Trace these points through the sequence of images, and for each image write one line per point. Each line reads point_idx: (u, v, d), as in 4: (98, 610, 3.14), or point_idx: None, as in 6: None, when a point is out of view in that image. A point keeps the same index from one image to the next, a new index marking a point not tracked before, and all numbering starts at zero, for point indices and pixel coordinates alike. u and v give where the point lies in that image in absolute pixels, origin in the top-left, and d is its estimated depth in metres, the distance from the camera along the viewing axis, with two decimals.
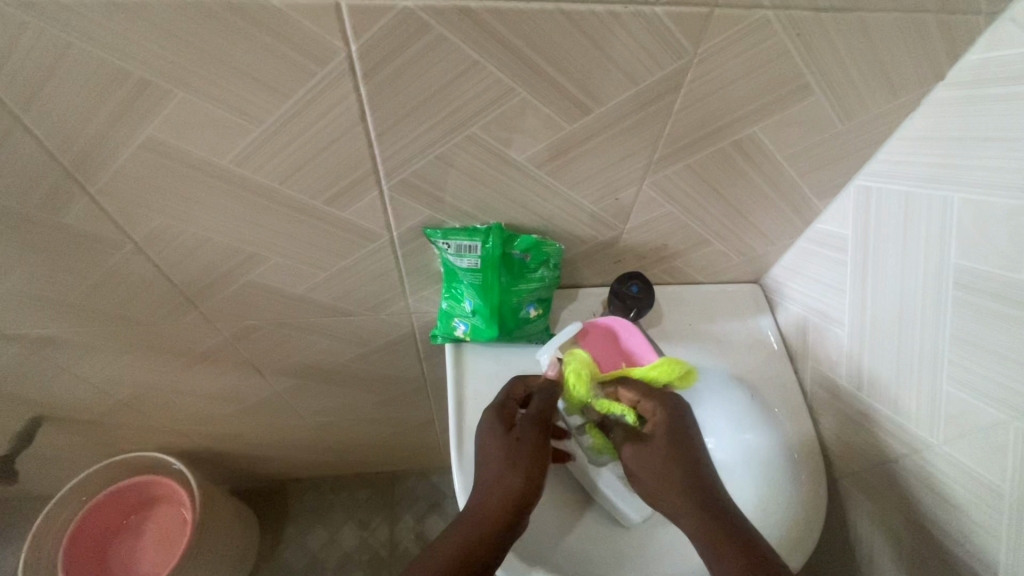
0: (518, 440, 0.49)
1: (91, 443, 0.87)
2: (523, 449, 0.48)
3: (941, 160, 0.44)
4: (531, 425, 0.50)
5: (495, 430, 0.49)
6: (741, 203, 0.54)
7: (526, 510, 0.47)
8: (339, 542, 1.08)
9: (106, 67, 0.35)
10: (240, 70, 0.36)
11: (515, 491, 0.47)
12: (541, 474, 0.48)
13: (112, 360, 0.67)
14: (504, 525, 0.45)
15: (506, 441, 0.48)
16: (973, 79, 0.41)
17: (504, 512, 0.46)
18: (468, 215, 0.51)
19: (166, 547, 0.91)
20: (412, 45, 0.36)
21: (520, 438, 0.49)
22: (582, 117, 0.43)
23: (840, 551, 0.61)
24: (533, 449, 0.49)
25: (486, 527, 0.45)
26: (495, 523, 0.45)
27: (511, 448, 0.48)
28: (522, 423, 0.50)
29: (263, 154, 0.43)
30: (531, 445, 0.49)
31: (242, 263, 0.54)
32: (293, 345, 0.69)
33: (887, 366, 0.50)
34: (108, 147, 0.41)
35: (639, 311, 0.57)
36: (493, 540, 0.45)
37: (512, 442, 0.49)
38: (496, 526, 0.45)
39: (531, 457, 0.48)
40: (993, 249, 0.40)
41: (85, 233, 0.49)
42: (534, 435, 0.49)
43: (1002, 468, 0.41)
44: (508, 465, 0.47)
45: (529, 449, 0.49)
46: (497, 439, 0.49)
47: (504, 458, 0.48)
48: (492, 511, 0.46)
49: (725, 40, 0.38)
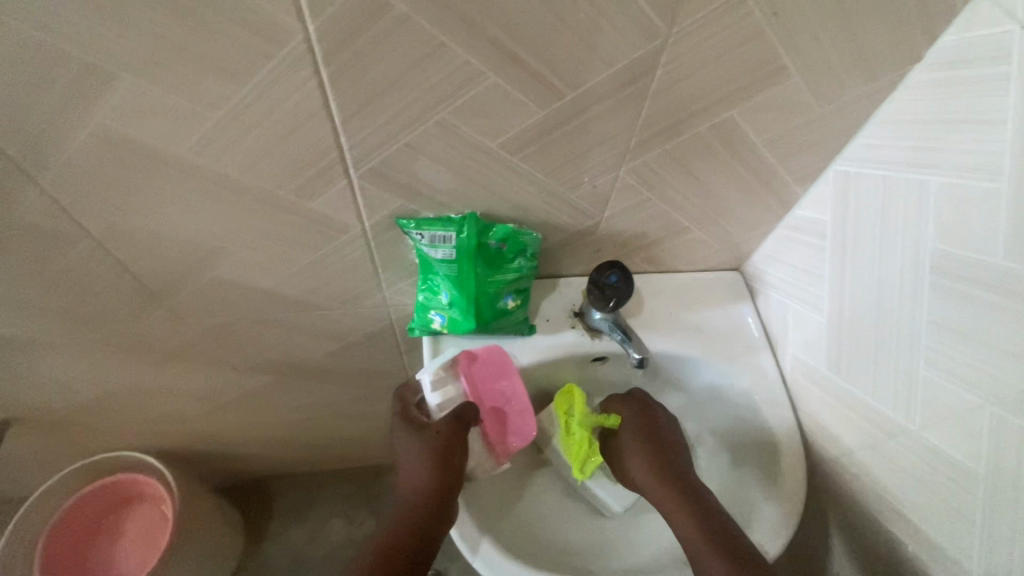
0: (434, 433, 0.52)
1: (64, 445, 0.85)
2: (436, 441, 0.51)
3: (918, 143, 0.43)
4: (453, 421, 0.52)
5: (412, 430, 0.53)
6: (720, 188, 0.53)
7: (448, 496, 0.51)
8: (325, 537, 1.07)
9: (46, 51, 0.33)
10: (192, 53, 0.34)
11: (434, 477, 0.51)
12: (460, 461, 0.52)
13: (79, 359, 0.65)
14: (427, 510, 0.50)
15: (422, 438, 0.52)
16: (950, 59, 0.40)
17: (426, 499, 0.50)
18: (443, 204, 0.50)
19: (148, 545, 0.90)
20: (373, 25, 0.34)
21: (433, 432, 0.52)
22: (556, 102, 0.42)
23: (822, 532, 0.62)
24: (449, 440, 0.52)
25: (412, 515, 0.50)
26: (419, 510, 0.50)
27: (426, 442, 0.52)
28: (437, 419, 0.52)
29: (223, 142, 0.41)
30: (448, 436, 0.52)
31: (209, 258, 0.52)
32: (268, 340, 0.67)
33: (865, 351, 0.50)
34: (56, 138, 0.39)
35: (619, 301, 0.54)
36: (421, 525, 0.49)
37: (429, 437, 0.52)
38: (419, 513, 0.50)
39: (450, 449, 0.52)
40: (970, 234, 0.39)
41: (39, 229, 0.46)
42: (452, 429, 0.52)
43: (978, 450, 0.41)
44: (425, 458, 0.51)
45: (443, 441, 0.51)
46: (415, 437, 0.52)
47: (421, 452, 0.52)
48: (416, 500, 0.50)
49: (700, 20, 0.37)
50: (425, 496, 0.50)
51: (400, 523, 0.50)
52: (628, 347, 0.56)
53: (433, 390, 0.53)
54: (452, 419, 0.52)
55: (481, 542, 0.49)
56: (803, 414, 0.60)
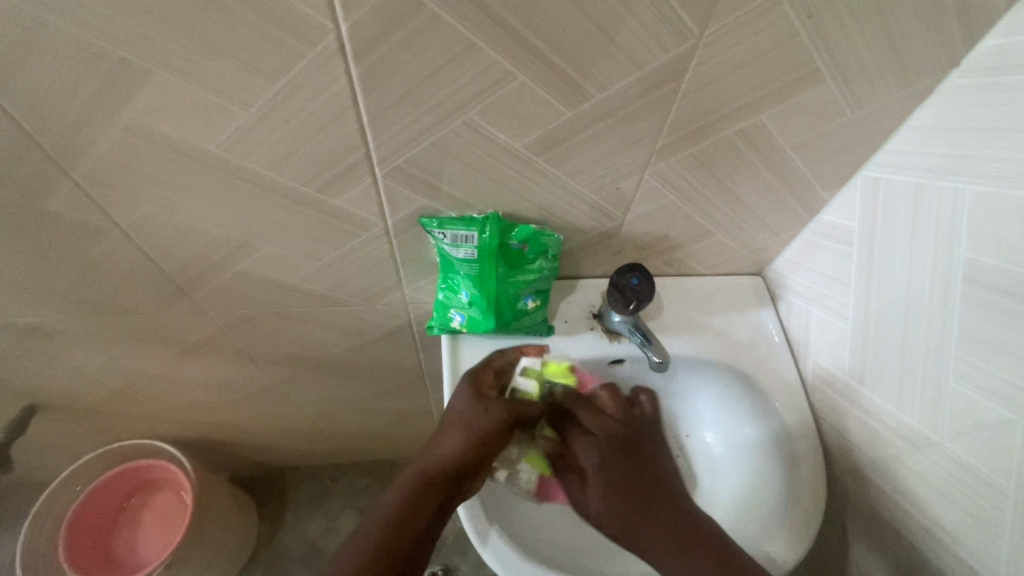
0: (486, 408, 0.53)
1: (87, 432, 0.87)
2: (484, 422, 0.52)
3: (954, 150, 0.42)
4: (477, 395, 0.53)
5: (468, 395, 0.53)
6: (746, 193, 0.53)
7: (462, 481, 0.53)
8: (338, 529, 1.08)
9: (83, 47, 0.34)
10: (227, 52, 0.35)
11: (465, 453, 0.52)
12: (492, 444, 0.53)
13: (105, 349, 0.67)
14: (445, 484, 0.52)
15: (473, 410, 0.52)
16: (989, 66, 0.39)
17: (448, 474, 0.52)
18: (466, 204, 0.50)
19: (167, 526, 0.92)
20: (404, 26, 0.34)
21: (486, 414, 0.53)
22: (583, 103, 0.41)
23: (841, 538, 0.61)
24: (494, 426, 0.53)
25: (433, 481, 0.52)
26: (439, 480, 0.52)
27: (475, 416, 0.52)
28: (495, 398, 0.54)
29: (252, 138, 0.41)
30: (494, 417, 0.53)
31: (234, 253, 0.53)
32: (288, 335, 0.68)
33: (889, 362, 0.50)
34: (91, 132, 0.40)
35: (640, 304, 0.53)
36: (437, 494, 0.52)
37: (479, 412, 0.53)
38: (440, 481, 0.52)
39: (489, 430, 0.53)
40: (1006, 243, 0.38)
41: (71, 220, 0.47)
42: (498, 412, 0.53)
43: (1006, 464, 0.40)
44: (463, 431, 0.52)
45: (490, 423, 0.53)
46: (464, 404, 0.52)
47: (464, 423, 0.52)
48: (440, 469, 0.53)
49: (732, 23, 0.37)
50: (449, 469, 0.52)
51: (422, 482, 0.52)
52: (647, 351, 0.56)
53: (521, 375, 0.56)
54: (504, 405, 0.54)
55: (491, 528, 0.50)
56: (824, 423, 0.59)
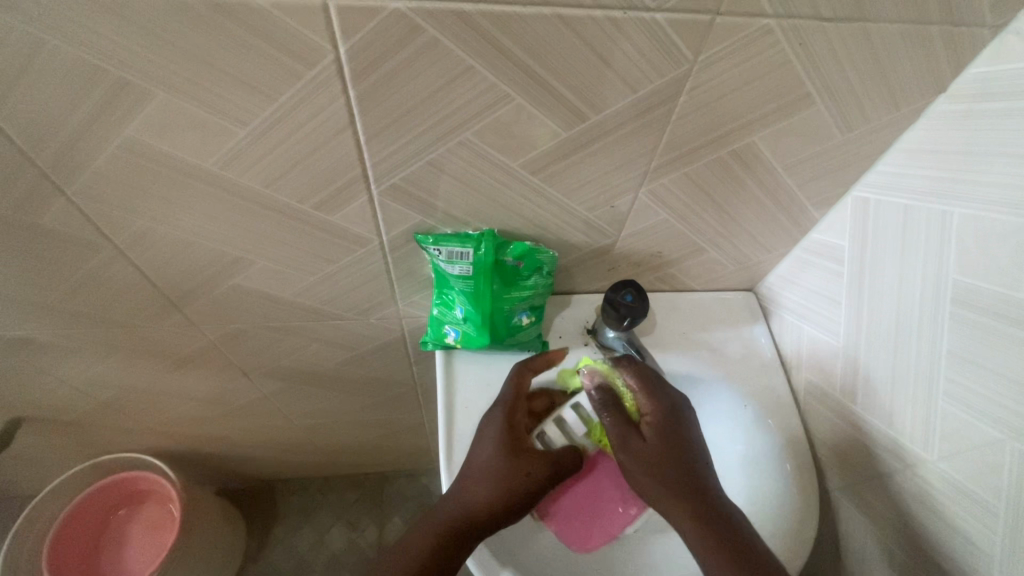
0: (516, 464, 0.49)
1: (72, 445, 0.85)
2: (516, 477, 0.48)
3: (943, 174, 0.43)
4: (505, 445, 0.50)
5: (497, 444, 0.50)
6: (739, 211, 0.53)
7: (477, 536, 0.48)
8: (327, 543, 1.07)
9: (79, 65, 0.34)
10: (224, 71, 0.35)
11: (487, 507, 0.48)
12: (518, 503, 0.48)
13: (92, 361, 0.66)
14: (459, 538, 0.47)
15: (505, 464, 0.49)
16: (976, 93, 0.40)
17: (463, 525, 0.48)
18: (462, 221, 0.50)
19: (156, 535, 0.91)
20: (402, 48, 0.35)
21: (520, 467, 0.49)
22: (578, 126, 0.42)
23: (831, 555, 0.61)
24: (525, 483, 0.49)
25: (447, 530, 0.48)
26: (453, 530, 0.48)
27: (506, 471, 0.48)
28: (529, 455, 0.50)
29: (247, 156, 0.41)
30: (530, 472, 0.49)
31: (227, 267, 0.53)
32: (280, 348, 0.67)
33: (881, 380, 0.50)
34: (85, 148, 0.39)
35: (634, 320, 0.53)
36: (449, 544, 0.47)
37: (514, 463, 0.49)
38: (454, 532, 0.47)
39: (517, 484, 0.48)
40: (993, 267, 0.39)
41: (62, 234, 0.47)
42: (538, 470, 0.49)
43: (997, 485, 0.41)
44: (487, 480, 0.48)
45: (518, 479, 0.48)
46: (495, 453, 0.49)
47: (492, 472, 0.48)
48: (456, 518, 0.48)
49: (725, 49, 0.38)
50: (467, 524, 0.48)
51: (436, 529, 0.48)
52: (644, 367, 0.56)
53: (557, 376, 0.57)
54: (536, 460, 0.50)
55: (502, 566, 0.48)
56: (816, 439, 0.59)
